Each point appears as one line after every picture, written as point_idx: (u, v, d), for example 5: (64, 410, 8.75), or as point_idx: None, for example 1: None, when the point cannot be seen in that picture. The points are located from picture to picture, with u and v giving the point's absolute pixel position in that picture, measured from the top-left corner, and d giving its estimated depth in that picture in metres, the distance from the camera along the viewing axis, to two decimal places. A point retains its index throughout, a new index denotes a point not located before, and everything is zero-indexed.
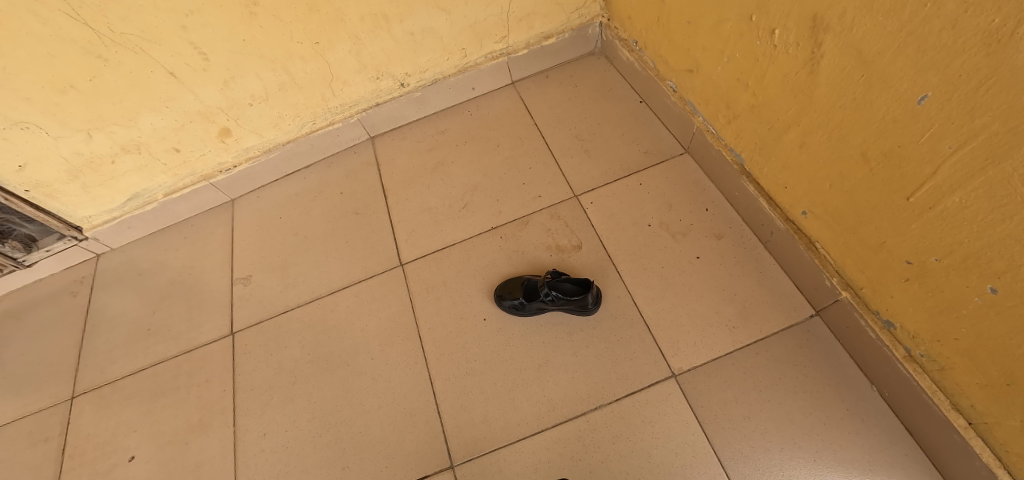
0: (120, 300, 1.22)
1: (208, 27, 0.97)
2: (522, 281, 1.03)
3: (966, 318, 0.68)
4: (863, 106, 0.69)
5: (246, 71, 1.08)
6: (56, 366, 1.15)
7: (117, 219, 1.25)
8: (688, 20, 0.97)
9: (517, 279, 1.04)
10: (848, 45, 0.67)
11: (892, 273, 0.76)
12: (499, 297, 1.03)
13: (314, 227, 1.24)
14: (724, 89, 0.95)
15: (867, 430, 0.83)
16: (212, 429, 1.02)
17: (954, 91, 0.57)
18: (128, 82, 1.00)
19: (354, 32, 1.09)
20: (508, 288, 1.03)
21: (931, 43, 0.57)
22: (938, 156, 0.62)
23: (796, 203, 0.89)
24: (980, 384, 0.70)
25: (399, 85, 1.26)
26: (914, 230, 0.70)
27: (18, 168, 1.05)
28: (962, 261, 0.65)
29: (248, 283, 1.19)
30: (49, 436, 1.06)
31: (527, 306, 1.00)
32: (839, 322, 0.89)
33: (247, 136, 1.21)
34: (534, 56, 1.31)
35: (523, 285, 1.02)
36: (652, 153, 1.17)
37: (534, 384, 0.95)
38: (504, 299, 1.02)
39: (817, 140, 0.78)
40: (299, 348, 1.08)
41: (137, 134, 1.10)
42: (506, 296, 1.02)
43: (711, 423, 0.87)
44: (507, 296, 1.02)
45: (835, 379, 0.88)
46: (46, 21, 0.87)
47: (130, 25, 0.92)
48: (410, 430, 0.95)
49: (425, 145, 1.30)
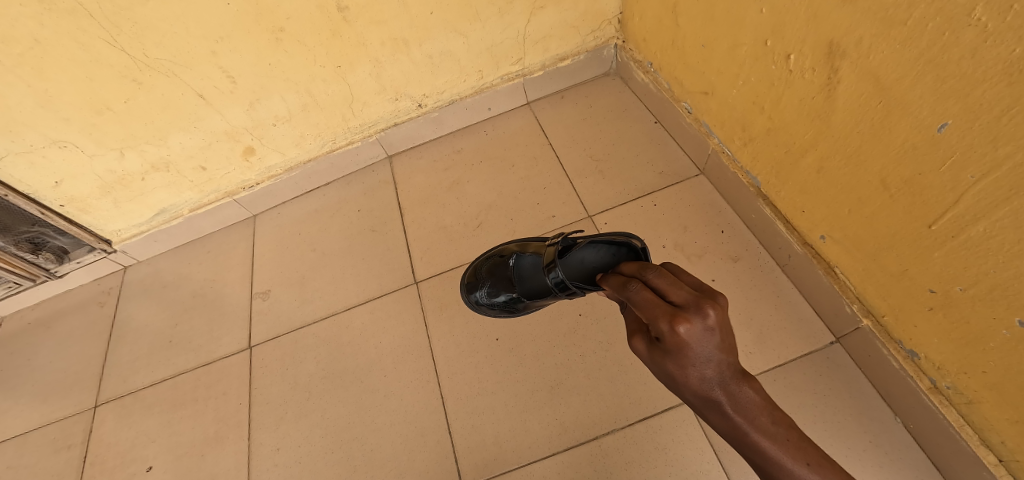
0: (144, 312, 1.26)
1: (236, 52, 1.01)
2: (502, 268, 0.96)
3: (994, 351, 0.66)
4: (881, 132, 0.67)
5: (271, 93, 1.11)
6: (82, 375, 1.18)
7: (145, 233, 1.30)
8: (702, 44, 0.98)
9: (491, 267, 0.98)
10: (864, 71, 0.67)
11: (915, 301, 0.74)
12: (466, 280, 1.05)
13: (333, 244, 1.26)
14: (740, 112, 0.94)
15: (891, 464, 0.81)
16: (228, 441, 1.04)
17: (976, 120, 0.56)
18: (160, 104, 1.05)
19: (375, 56, 1.13)
20: (476, 280, 1.01)
21: (951, 72, 0.57)
22: (961, 185, 0.60)
23: (814, 227, 0.88)
24: (1011, 420, 0.68)
25: (417, 106, 1.29)
26: (936, 258, 0.68)
27: (54, 184, 1.11)
28: (988, 292, 0.63)
29: (267, 297, 1.21)
30: (72, 443, 1.09)
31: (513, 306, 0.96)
32: (860, 350, 0.87)
33: (270, 155, 1.25)
34: (550, 77, 1.32)
35: (496, 278, 0.96)
36: (667, 174, 1.17)
37: (546, 406, 0.95)
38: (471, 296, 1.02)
39: (835, 166, 0.77)
40: (314, 363, 1.09)
41: (166, 153, 1.14)
42: (473, 290, 1.01)
43: (727, 452, 0.87)
44: (475, 291, 1.00)
45: (857, 409, 0.86)
46: (87, 48, 0.92)
47: (164, 50, 0.96)
48: (422, 449, 0.95)
49: (441, 164, 1.32)
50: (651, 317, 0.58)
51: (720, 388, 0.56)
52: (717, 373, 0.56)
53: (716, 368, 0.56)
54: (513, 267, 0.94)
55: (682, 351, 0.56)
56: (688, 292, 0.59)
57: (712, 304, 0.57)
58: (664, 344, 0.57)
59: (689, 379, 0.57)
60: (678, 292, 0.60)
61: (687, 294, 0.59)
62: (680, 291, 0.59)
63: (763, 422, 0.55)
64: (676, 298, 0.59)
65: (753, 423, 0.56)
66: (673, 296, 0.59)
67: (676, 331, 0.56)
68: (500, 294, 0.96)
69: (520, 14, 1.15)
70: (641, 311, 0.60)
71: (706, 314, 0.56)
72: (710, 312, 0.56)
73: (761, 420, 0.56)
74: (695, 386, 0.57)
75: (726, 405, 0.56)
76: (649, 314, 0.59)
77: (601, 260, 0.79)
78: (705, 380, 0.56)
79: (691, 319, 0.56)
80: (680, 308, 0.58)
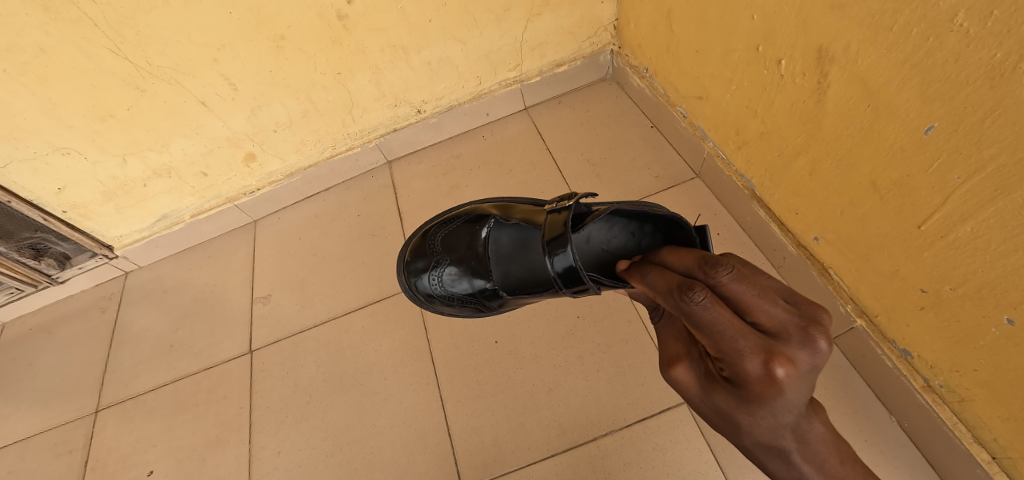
0: (146, 317, 1.26)
1: (238, 60, 1.03)
2: (475, 243, 0.89)
3: (984, 349, 0.67)
4: (870, 135, 0.69)
5: (272, 99, 1.13)
6: (83, 380, 1.19)
7: (146, 238, 1.31)
8: (696, 49, 0.99)
9: (457, 240, 0.92)
10: (853, 75, 0.68)
11: (907, 300, 0.75)
12: (415, 249, 0.99)
13: (333, 248, 1.27)
14: (734, 116, 0.96)
15: (887, 462, 0.83)
16: (228, 445, 1.04)
17: (961, 123, 0.58)
18: (163, 110, 1.06)
19: (374, 63, 1.14)
20: (434, 253, 0.94)
21: (935, 76, 0.58)
22: (948, 186, 0.62)
23: (807, 229, 0.89)
24: (1002, 418, 0.69)
25: (416, 112, 1.30)
26: (926, 258, 0.69)
27: (57, 191, 1.12)
28: (977, 291, 0.65)
29: (267, 302, 1.22)
30: (73, 448, 1.10)
31: (474, 300, 0.92)
32: (854, 350, 0.88)
33: (271, 161, 1.26)
34: (547, 82, 1.34)
35: (464, 254, 0.90)
36: (663, 177, 1.18)
37: (545, 408, 0.96)
38: (420, 276, 0.95)
39: (827, 168, 0.78)
40: (314, 366, 1.10)
41: (168, 160, 1.16)
42: (426, 267, 0.94)
43: (724, 452, 0.88)
44: (428, 270, 0.94)
45: (852, 409, 0.87)
46: (91, 56, 0.93)
47: (167, 59, 0.98)
48: (422, 452, 0.96)
49: (440, 169, 1.33)
50: (735, 349, 0.45)
51: (784, 429, 0.49)
52: (796, 416, 0.49)
53: (798, 412, 0.48)
54: (490, 238, 0.88)
55: (772, 396, 0.46)
56: (783, 312, 0.47)
57: (813, 339, 0.45)
58: (750, 383, 0.46)
59: (762, 421, 0.49)
60: (768, 314, 0.46)
61: (781, 314, 0.46)
62: (770, 313, 0.46)
63: (832, 465, 0.50)
64: (767, 320, 0.46)
65: (817, 463, 0.51)
66: (763, 317, 0.46)
67: (774, 374, 0.44)
68: (464, 281, 0.90)
69: (517, 21, 1.17)
70: (720, 336, 0.46)
71: (813, 352, 0.45)
72: (819, 349, 0.45)
73: (827, 460, 0.51)
74: (766, 428, 0.49)
75: (792, 446, 0.50)
76: (735, 344, 0.45)
77: (610, 238, 0.77)
78: (781, 424, 0.49)
79: (793, 359, 0.45)
80: (775, 338, 0.46)
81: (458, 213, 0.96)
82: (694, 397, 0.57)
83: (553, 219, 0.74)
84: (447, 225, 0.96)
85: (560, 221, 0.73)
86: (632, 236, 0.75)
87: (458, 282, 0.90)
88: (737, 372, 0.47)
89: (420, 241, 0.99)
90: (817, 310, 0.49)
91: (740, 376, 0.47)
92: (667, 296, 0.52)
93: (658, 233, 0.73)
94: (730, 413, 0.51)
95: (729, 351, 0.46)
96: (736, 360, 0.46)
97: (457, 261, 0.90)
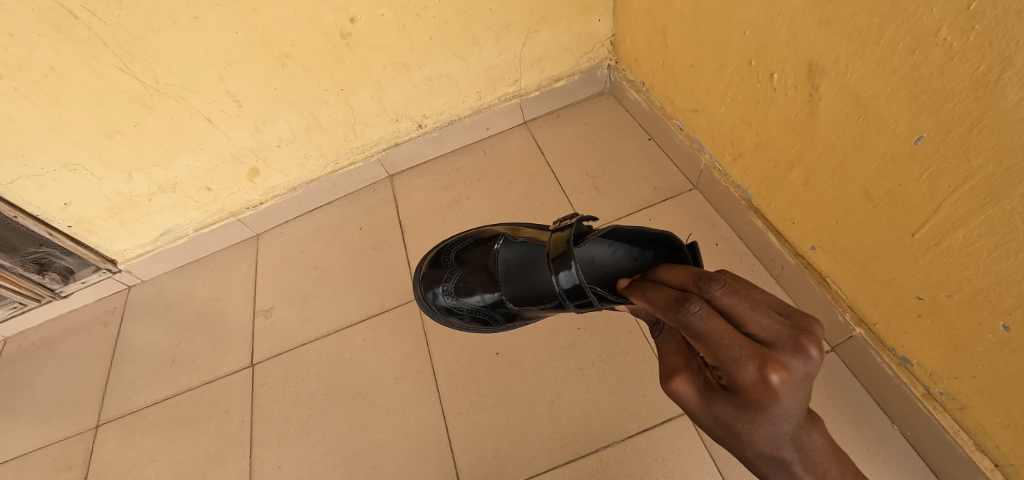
0: (147, 331, 1.27)
1: (243, 78, 1.05)
2: (487, 256, 0.90)
3: (982, 356, 0.67)
4: (862, 145, 0.70)
5: (276, 115, 1.15)
6: (83, 395, 1.19)
7: (149, 253, 1.32)
8: (691, 64, 1.01)
9: (469, 255, 0.94)
10: (843, 88, 0.70)
11: (904, 308, 0.76)
12: (430, 263, 1.02)
13: (334, 262, 1.28)
14: (729, 128, 0.98)
15: (890, 472, 0.82)
16: (229, 460, 1.04)
17: (949, 133, 0.59)
18: (169, 127, 1.08)
19: (376, 79, 1.17)
20: (447, 266, 0.97)
21: (922, 88, 0.60)
22: (939, 194, 0.63)
23: (805, 238, 0.90)
24: (1002, 424, 0.69)
25: (417, 126, 1.32)
26: (921, 265, 0.70)
27: (63, 206, 1.13)
28: (972, 298, 0.65)
29: (269, 315, 1.22)
30: (73, 464, 1.09)
31: (482, 312, 0.92)
32: (854, 358, 0.88)
33: (274, 175, 1.28)
34: (545, 97, 1.37)
35: (474, 266, 0.92)
36: (661, 189, 1.20)
37: (546, 420, 0.96)
38: (431, 287, 0.97)
39: (821, 178, 0.80)
40: (316, 380, 1.10)
41: (173, 175, 1.18)
42: (438, 278, 0.97)
43: (726, 463, 0.87)
44: (440, 281, 0.96)
45: (854, 418, 0.87)
46: (100, 74, 0.95)
47: (174, 76, 1.00)
48: (423, 465, 0.96)
49: (441, 182, 1.35)
50: (732, 356, 0.46)
51: (784, 438, 0.49)
52: (794, 426, 0.49)
53: (796, 421, 0.49)
54: (498, 254, 0.88)
55: (769, 404, 0.46)
56: (776, 323, 0.47)
57: (804, 348, 0.46)
58: (747, 392, 0.47)
59: (762, 429, 0.49)
60: (762, 324, 0.47)
61: (774, 325, 0.47)
62: (764, 323, 0.47)
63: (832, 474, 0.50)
64: (761, 331, 0.47)
65: (818, 473, 0.51)
66: (757, 328, 0.47)
67: (771, 382, 0.45)
68: (473, 292, 0.90)
69: (516, 37, 1.20)
70: (716, 344, 0.47)
71: (807, 360, 0.45)
72: (812, 357, 0.45)
73: (827, 469, 0.51)
74: (766, 437, 0.49)
75: (793, 456, 0.51)
76: (732, 351, 0.46)
77: (615, 262, 0.79)
78: (780, 433, 0.49)
79: (788, 366, 0.45)
80: (769, 347, 0.46)
81: (471, 233, 1.00)
82: (695, 409, 0.57)
83: (557, 237, 0.76)
84: (461, 242, 0.99)
85: (564, 240, 0.75)
86: (635, 261, 0.77)
87: (467, 293, 0.91)
88: (734, 381, 0.47)
89: (435, 256, 1.02)
90: (809, 320, 0.49)
91: (737, 384, 0.47)
92: (665, 309, 0.53)
93: (660, 259, 0.74)
94: (730, 423, 0.51)
95: (726, 359, 0.47)
96: (733, 368, 0.47)
97: (467, 273, 0.92)
